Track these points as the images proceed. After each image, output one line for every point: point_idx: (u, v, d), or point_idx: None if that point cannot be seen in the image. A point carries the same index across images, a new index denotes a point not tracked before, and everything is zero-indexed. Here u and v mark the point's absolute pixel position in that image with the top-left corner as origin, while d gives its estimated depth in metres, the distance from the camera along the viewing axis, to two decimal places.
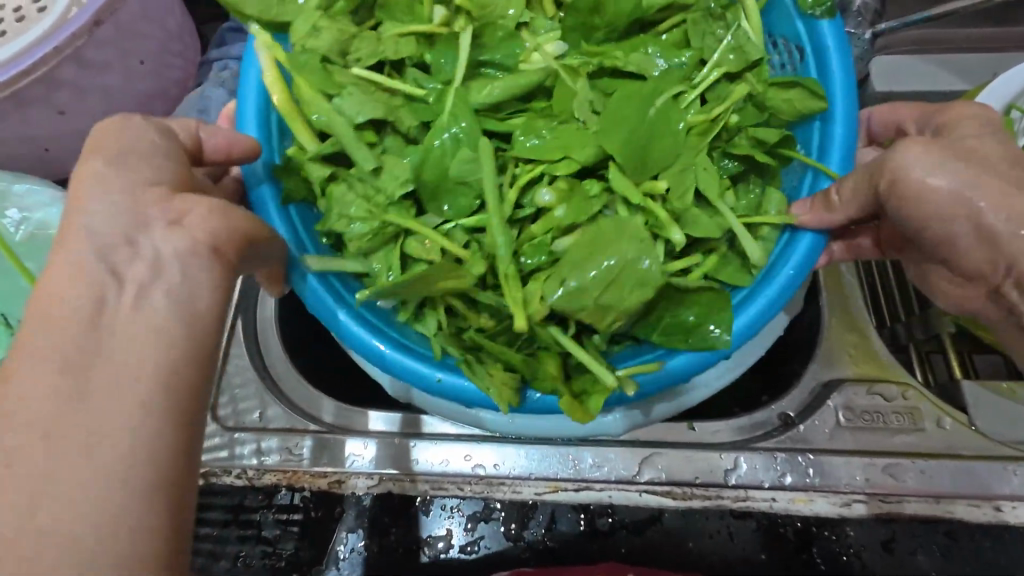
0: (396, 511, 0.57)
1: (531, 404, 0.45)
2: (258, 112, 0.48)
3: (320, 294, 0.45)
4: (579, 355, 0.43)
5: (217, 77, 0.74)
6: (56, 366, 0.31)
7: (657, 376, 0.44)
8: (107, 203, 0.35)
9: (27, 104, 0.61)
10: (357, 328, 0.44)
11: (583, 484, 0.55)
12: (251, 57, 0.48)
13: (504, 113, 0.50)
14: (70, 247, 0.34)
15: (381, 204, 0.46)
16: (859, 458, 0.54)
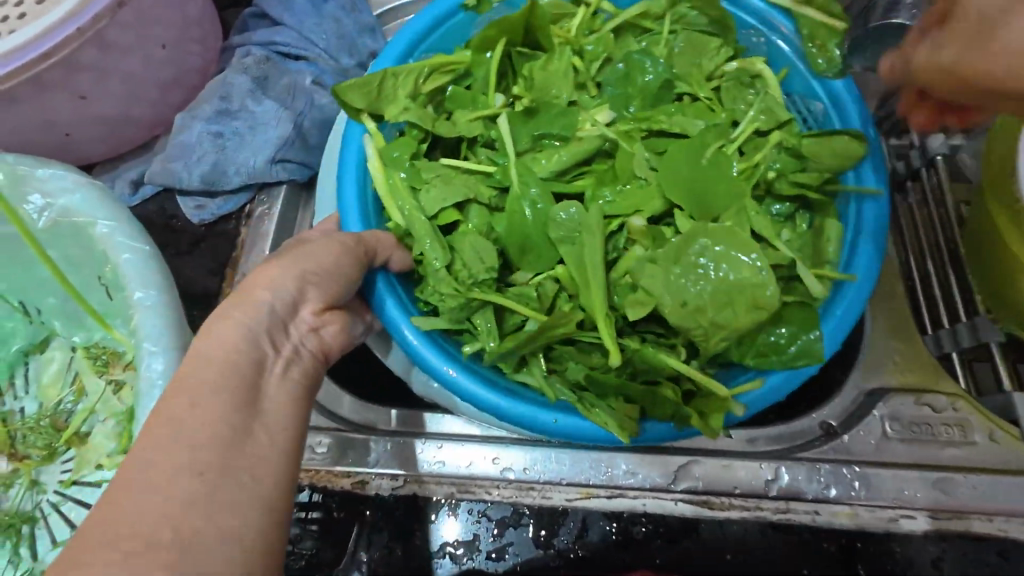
0: (422, 513, 0.55)
1: (648, 433, 0.49)
2: (357, 196, 0.51)
3: (444, 362, 0.48)
4: (692, 373, 0.46)
5: (240, 64, 0.72)
6: (221, 413, 0.34)
7: (762, 393, 0.47)
8: (280, 284, 0.42)
9: (48, 88, 0.60)
10: (473, 384, 0.47)
11: (616, 491, 0.53)
12: (354, 140, 0.52)
13: (565, 178, 0.51)
14: (242, 320, 0.39)
15: (465, 281, 0.48)
16: (906, 471, 0.52)
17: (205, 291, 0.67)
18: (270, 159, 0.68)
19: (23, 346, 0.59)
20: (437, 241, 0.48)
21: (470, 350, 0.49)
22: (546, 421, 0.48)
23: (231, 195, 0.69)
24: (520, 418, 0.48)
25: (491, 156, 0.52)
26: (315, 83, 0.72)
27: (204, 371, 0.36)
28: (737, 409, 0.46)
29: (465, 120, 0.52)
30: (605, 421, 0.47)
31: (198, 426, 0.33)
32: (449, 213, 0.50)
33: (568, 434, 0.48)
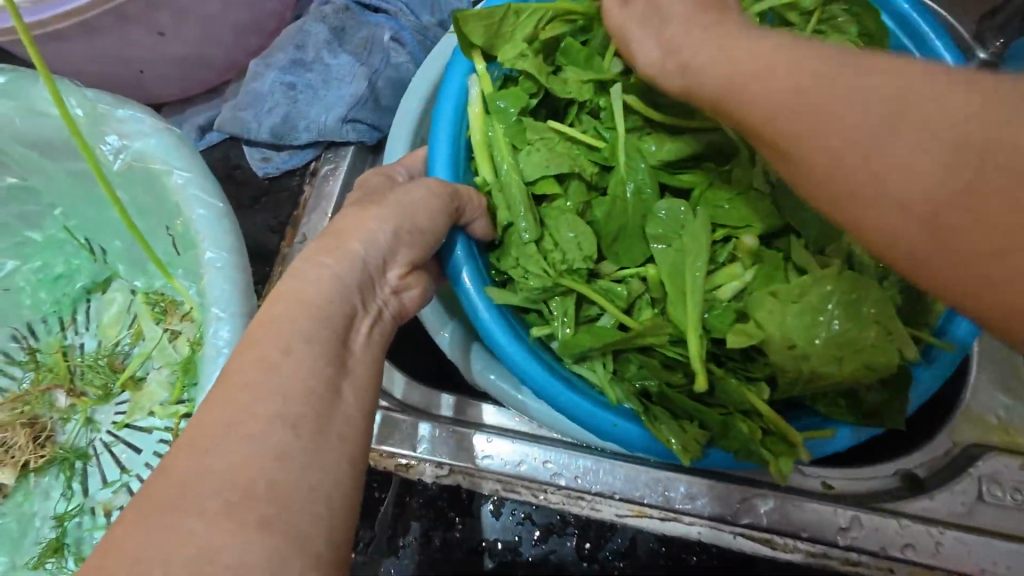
0: (463, 505, 0.54)
1: (707, 462, 0.44)
2: (450, 151, 0.47)
3: (511, 344, 0.44)
4: (769, 414, 0.42)
5: (318, 11, 0.69)
6: (301, 374, 0.32)
7: (831, 444, 0.43)
8: (373, 238, 0.39)
9: (129, 22, 0.57)
10: (537, 370, 0.44)
11: (671, 514, 0.50)
12: (455, 82, 0.48)
13: (672, 170, 0.48)
14: (338, 270, 0.37)
15: (558, 267, 0.45)
16: (1001, 542, 0.46)
17: (264, 246, 0.66)
18: (342, 117, 0.65)
19: (86, 284, 0.59)
20: (532, 213, 0.45)
21: (538, 331, 0.46)
22: (604, 425, 0.44)
23: (299, 151, 0.67)
24: (584, 417, 0.44)
25: (600, 127, 0.48)
26: (393, 39, 0.68)
27: (294, 320, 0.34)
28: (802, 457, 0.42)
29: (579, 79, 0.47)
30: (671, 439, 0.42)
31: (287, 374, 0.31)
32: (548, 183, 0.47)
33: (625, 443, 0.44)
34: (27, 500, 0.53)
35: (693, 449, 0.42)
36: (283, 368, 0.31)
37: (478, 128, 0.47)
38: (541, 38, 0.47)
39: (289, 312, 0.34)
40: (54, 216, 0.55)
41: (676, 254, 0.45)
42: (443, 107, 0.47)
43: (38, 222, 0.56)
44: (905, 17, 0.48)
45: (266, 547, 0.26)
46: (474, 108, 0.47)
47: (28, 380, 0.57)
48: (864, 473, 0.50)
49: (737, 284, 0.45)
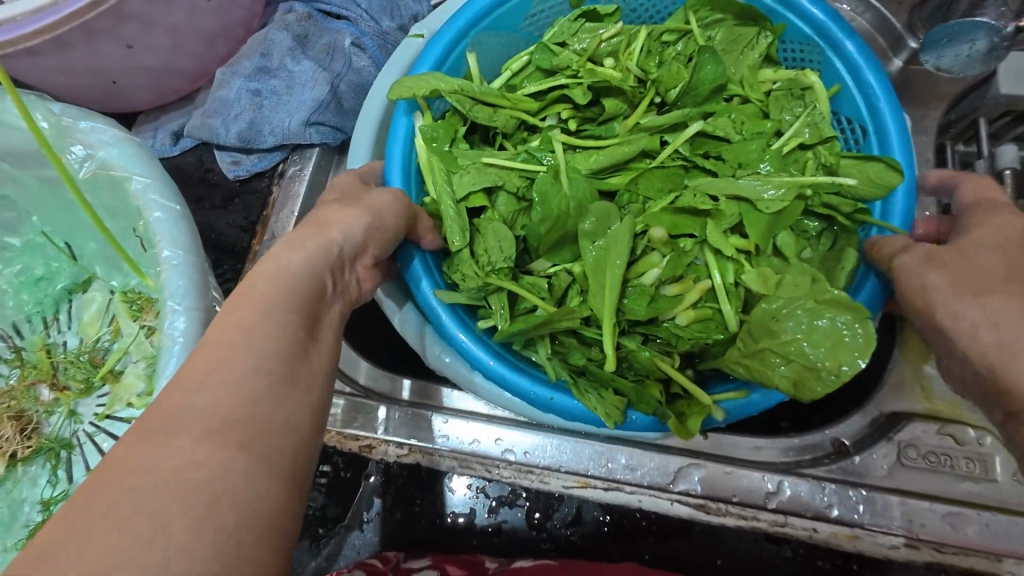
0: (423, 483, 0.57)
1: (631, 423, 0.48)
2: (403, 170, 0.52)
3: (461, 330, 0.49)
4: (680, 378, 0.48)
5: (282, 20, 0.72)
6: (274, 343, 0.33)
7: (748, 403, 0.47)
8: (349, 228, 0.42)
9: (97, 36, 0.61)
10: (480, 352, 0.48)
11: (613, 485, 0.53)
12: (399, 121, 0.53)
13: (603, 175, 0.53)
14: (312, 248, 0.40)
15: (483, 267, 0.50)
16: (915, 501, 0.50)
17: (236, 245, 0.69)
18: (305, 121, 0.68)
19: (67, 284, 0.63)
20: (459, 225, 0.50)
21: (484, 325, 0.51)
22: (542, 398, 0.47)
23: (266, 153, 0.70)
24: (524, 391, 0.47)
25: (532, 150, 0.54)
26: (354, 44, 0.72)
27: (271, 291, 0.36)
28: (715, 414, 0.47)
29: (503, 114, 0.55)
30: (598, 402, 0.47)
31: (264, 326, 0.34)
32: (478, 197, 0.52)
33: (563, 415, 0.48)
34: (16, 487, 0.57)
35: (616, 417, 0.46)
36: (262, 320, 0.34)
37: (423, 156, 0.52)
38: (467, 87, 0.52)
39: (266, 287, 0.36)
40: (31, 223, 0.60)
41: (602, 252, 0.49)
42: (392, 144, 0.52)
43: (17, 229, 0.60)
44: (824, 26, 0.52)
45: (243, 462, 0.28)
46: (422, 141, 0.52)
47: (16, 376, 0.61)
48: (792, 443, 0.53)
49: (656, 271, 0.50)
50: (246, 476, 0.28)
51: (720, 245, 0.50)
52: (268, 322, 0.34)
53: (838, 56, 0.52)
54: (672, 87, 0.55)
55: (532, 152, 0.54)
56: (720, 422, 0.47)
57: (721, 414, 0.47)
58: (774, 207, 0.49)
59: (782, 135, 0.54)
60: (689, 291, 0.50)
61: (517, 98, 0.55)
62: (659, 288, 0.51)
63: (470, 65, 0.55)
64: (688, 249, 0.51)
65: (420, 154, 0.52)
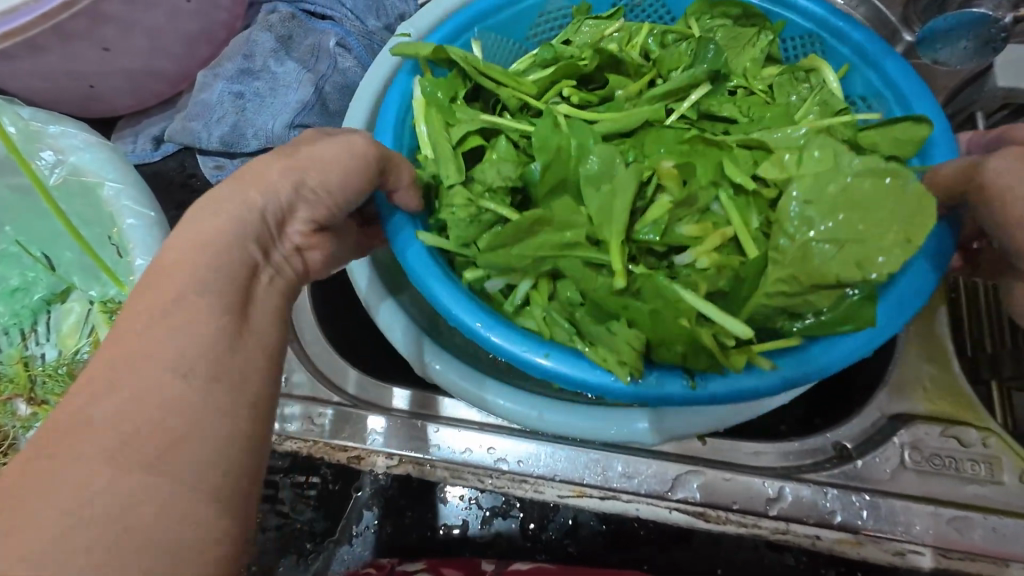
0: (413, 494, 0.56)
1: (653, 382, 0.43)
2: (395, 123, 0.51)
3: (439, 284, 0.44)
4: (706, 307, 0.42)
5: (265, 21, 0.71)
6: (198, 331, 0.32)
7: (800, 356, 0.42)
8: (273, 188, 0.39)
9: (73, 39, 0.59)
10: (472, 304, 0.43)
11: (609, 493, 0.51)
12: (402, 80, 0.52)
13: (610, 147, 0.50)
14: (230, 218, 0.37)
15: (477, 190, 0.47)
16: (920, 505, 0.48)
17: None
18: (289, 123, 0.67)
19: (44, 295, 0.61)
20: (453, 164, 0.48)
21: (470, 275, 0.47)
22: (534, 356, 0.42)
23: (249, 157, 0.68)
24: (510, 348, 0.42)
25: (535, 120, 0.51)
26: (339, 45, 0.70)
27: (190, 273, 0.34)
28: (761, 359, 0.41)
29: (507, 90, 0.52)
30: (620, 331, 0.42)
31: (198, 311, 0.32)
32: (474, 139, 0.50)
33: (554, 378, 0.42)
34: None
35: (634, 368, 0.41)
36: (197, 301, 0.32)
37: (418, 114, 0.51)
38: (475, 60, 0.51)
39: (184, 268, 0.34)
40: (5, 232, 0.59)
41: (607, 194, 0.44)
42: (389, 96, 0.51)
43: None
44: (824, 18, 0.53)
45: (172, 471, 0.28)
46: (419, 102, 0.51)
47: None
48: (792, 448, 0.52)
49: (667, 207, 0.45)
50: (179, 484, 0.28)
51: (740, 179, 0.44)
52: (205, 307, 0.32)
53: (842, 41, 0.53)
54: (674, 69, 0.54)
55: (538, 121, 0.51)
56: (767, 373, 0.42)
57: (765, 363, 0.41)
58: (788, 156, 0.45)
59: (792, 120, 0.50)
60: (709, 234, 0.45)
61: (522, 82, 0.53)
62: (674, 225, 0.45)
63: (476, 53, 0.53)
64: (703, 188, 0.45)
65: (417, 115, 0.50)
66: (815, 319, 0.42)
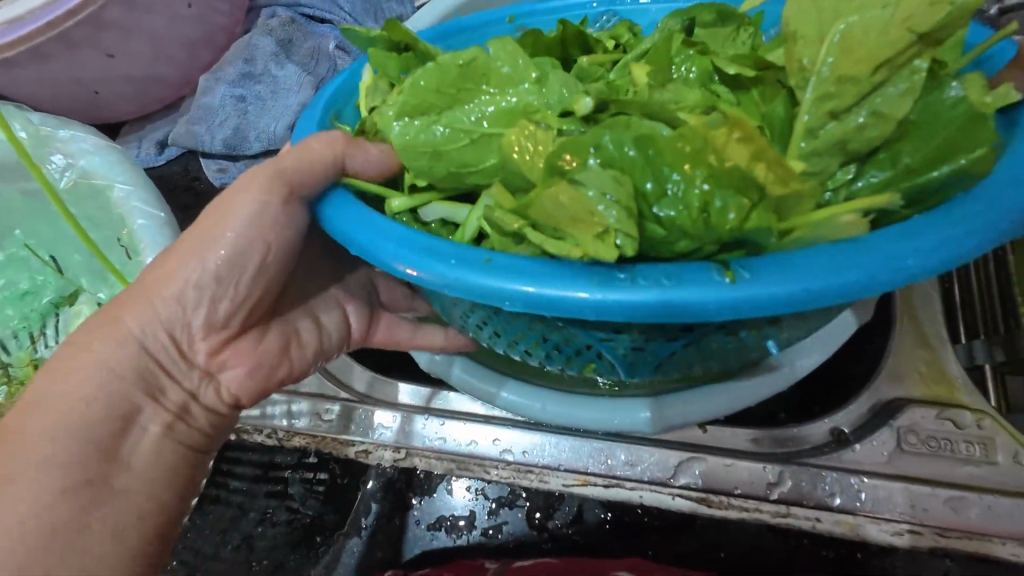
0: (421, 486, 0.57)
1: (679, 280, 0.29)
2: (334, 93, 0.47)
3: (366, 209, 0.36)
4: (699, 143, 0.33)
5: (265, 26, 0.72)
6: (82, 461, 0.39)
7: (903, 231, 0.29)
8: (150, 319, 0.42)
9: (77, 46, 0.60)
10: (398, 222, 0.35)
11: (613, 481, 0.52)
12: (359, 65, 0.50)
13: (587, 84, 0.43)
14: (109, 355, 0.42)
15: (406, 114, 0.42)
16: (917, 487, 0.49)
17: None
18: (291, 126, 0.68)
19: (52, 298, 0.61)
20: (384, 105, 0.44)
21: (398, 202, 0.40)
22: (477, 258, 0.31)
23: (252, 160, 0.69)
24: (454, 249, 0.32)
25: None
26: (338, 48, 0.72)
27: (72, 409, 0.40)
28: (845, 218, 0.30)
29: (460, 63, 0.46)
30: (593, 190, 0.30)
31: (99, 406, 0.40)
32: None
33: (519, 274, 0.30)
34: None
35: (623, 236, 0.29)
36: (86, 405, 0.40)
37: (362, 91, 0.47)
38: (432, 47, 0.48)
39: (68, 401, 0.40)
40: (15, 236, 0.61)
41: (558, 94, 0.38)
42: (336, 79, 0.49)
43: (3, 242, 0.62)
44: None
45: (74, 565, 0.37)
46: (365, 80, 0.48)
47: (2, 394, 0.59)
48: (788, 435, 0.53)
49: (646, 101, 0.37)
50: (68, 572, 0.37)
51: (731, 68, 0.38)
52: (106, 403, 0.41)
53: None
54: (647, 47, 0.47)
55: None
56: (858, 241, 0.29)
57: (847, 218, 0.30)
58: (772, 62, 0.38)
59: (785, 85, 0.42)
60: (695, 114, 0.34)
61: None
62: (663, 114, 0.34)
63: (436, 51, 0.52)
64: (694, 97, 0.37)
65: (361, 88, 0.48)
66: (888, 170, 0.34)
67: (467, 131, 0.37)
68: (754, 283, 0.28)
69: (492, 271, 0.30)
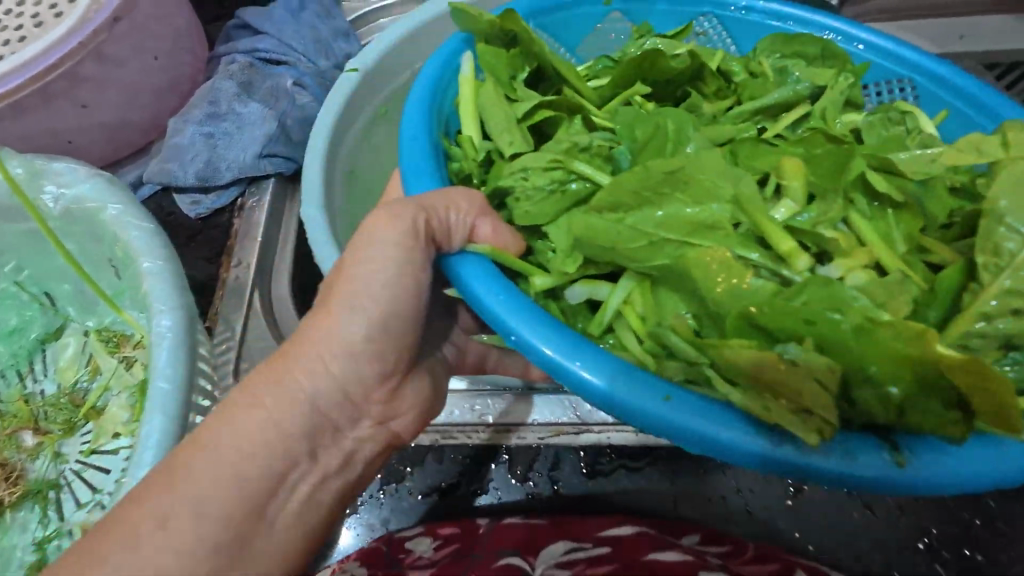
0: (410, 460, 0.61)
1: (874, 467, 0.34)
2: (433, 91, 0.53)
3: (524, 319, 0.37)
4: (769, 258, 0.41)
5: (225, 70, 0.80)
6: (244, 498, 0.41)
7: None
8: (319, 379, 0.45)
9: (54, 98, 0.66)
10: (606, 359, 0.36)
11: (582, 427, 0.58)
12: (452, 58, 0.55)
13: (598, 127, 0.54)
14: (278, 407, 0.43)
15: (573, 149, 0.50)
16: None
17: (204, 278, 0.73)
18: (259, 154, 0.75)
19: (40, 334, 0.65)
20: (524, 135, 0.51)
21: (540, 282, 0.44)
22: (654, 398, 0.35)
23: (224, 190, 0.76)
24: (657, 412, 0.35)
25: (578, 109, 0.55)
26: (295, 84, 0.81)
27: (251, 449, 0.42)
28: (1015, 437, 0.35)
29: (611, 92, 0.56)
30: (785, 352, 0.34)
31: (260, 462, 0.42)
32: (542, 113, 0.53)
33: (698, 432, 0.35)
34: (6, 535, 0.57)
35: (825, 427, 0.33)
36: (264, 454, 0.42)
37: (468, 92, 0.54)
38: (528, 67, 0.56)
39: (244, 446, 0.42)
40: (6, 272, 0.64)
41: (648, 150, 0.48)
42: (438, 66, 0.54)
43: None
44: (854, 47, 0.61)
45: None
46: (469, 77, 0.55)
47: None
48: None
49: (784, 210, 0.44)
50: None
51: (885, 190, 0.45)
52: (267, 458, 0.42)
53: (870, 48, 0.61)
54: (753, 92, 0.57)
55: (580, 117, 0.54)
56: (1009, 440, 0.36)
57: None
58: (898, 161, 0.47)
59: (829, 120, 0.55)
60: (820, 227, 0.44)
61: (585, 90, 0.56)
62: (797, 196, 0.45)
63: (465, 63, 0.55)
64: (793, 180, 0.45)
65: (471, 93, 0.54)
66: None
67: (649, 233, 0.41)
68: (917, 465, 0.35)
69: (709, 417, 0.35)
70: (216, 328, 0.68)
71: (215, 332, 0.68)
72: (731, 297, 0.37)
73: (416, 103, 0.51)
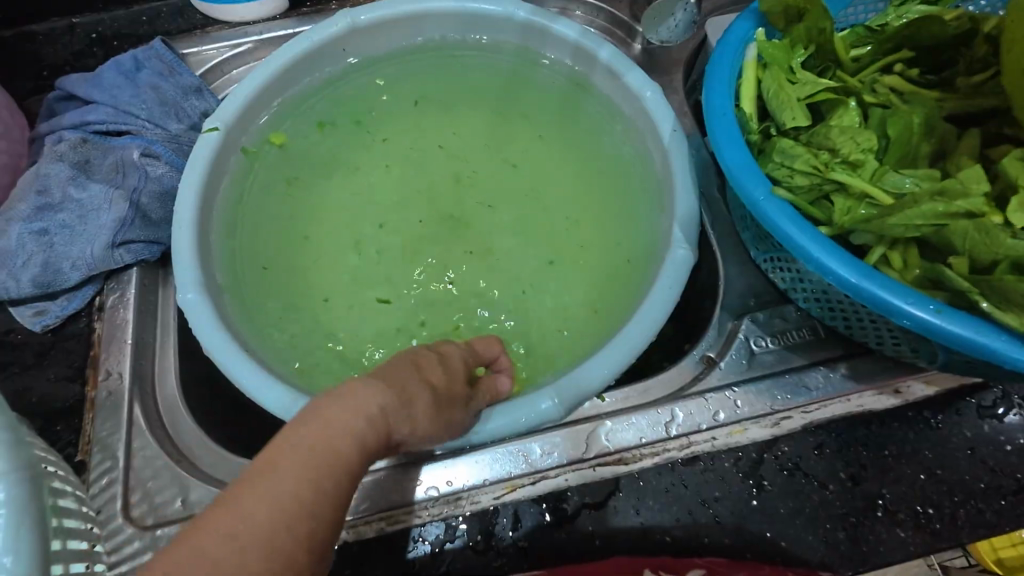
0: (355, 563, 0.53)
1: (963, 341, 0.41)
2: (725, 65, 0.58)
3: (779, 212, 0.48)
4: (930, 220, 0.45)
5: (53, 151, 0.68)
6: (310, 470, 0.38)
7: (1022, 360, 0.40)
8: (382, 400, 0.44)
9: None
10: (812, 246, 0.46)
11: (538, 475, 0.56)
12: (738, 30, 0.59)
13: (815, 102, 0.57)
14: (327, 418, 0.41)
15: (843, 136, 0.52)
16: (768, 381, 0.58)
17: (66, 400, 0.61)
18: (111, 244, 0.64)
19: None
20: (800, 114, 0.55)
21: (828, 229, 0.49)
22: (843, 277, 0.45)
23: (74, 292, 0.64)
24: (838, 266, 0.45)
25: (812, 78, 0.57)
26: (144, 154, 0.69)
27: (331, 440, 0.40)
28: None
29: (806, 75, 0.58)
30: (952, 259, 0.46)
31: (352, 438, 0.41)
32: (820, 94, 0.57)
33: (893, 292, 0.43)
34: None
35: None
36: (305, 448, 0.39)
37: (749, 70, 0.58)
38: (814, 39, 0.59)
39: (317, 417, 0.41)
40: None
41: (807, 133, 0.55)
42: (728, 35, 0.59)
43: None
44: None
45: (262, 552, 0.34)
46: (751, 62, 0.59)
47: None
48: (651, 388, 0.60)
49: (900, 185, 0.49)
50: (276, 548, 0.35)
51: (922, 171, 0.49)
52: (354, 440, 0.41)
53: None
54: (887, 56, 0.61)
55: (825, 86, 0.57)
56: None
57: None
58: (895, 156, 0.52)
59: (876, 93, 0.59)
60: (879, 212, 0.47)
61: (790, 80, 0.57)
62: (825, 182, 0.50)
63: (750, 54, 0.59)
64: (878, 169, 0.50)
65: (752, 73, 0.58)
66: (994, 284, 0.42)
67: (914, 216, 0.45)
68: (949, 321, 0.41)
69: (906, 292, 0.43)
70: (90, 457, 0.57)
71: (90, 464, 0.56)
72: (952, 219, 0.45)
73: (717, 76, 0.57)
